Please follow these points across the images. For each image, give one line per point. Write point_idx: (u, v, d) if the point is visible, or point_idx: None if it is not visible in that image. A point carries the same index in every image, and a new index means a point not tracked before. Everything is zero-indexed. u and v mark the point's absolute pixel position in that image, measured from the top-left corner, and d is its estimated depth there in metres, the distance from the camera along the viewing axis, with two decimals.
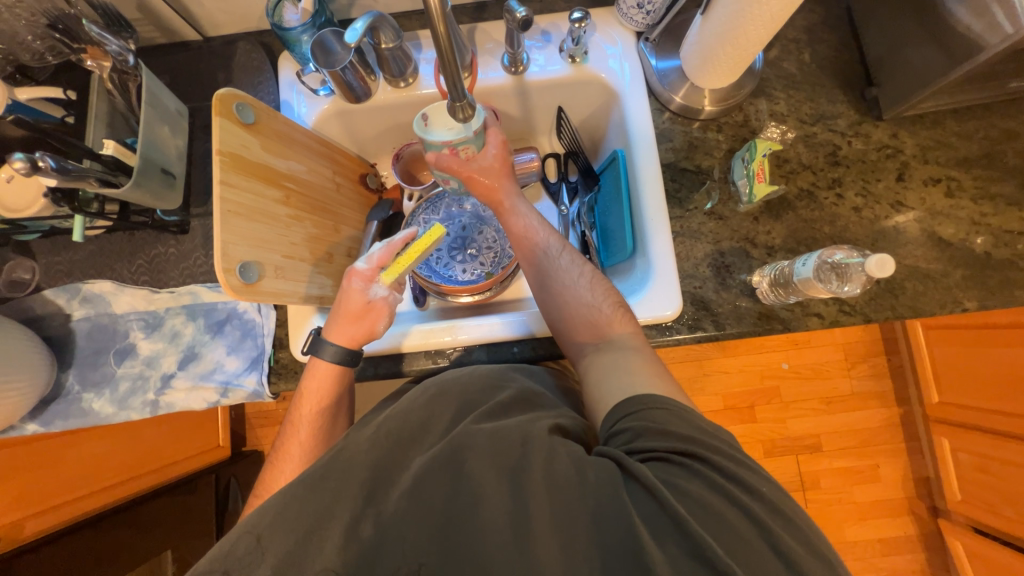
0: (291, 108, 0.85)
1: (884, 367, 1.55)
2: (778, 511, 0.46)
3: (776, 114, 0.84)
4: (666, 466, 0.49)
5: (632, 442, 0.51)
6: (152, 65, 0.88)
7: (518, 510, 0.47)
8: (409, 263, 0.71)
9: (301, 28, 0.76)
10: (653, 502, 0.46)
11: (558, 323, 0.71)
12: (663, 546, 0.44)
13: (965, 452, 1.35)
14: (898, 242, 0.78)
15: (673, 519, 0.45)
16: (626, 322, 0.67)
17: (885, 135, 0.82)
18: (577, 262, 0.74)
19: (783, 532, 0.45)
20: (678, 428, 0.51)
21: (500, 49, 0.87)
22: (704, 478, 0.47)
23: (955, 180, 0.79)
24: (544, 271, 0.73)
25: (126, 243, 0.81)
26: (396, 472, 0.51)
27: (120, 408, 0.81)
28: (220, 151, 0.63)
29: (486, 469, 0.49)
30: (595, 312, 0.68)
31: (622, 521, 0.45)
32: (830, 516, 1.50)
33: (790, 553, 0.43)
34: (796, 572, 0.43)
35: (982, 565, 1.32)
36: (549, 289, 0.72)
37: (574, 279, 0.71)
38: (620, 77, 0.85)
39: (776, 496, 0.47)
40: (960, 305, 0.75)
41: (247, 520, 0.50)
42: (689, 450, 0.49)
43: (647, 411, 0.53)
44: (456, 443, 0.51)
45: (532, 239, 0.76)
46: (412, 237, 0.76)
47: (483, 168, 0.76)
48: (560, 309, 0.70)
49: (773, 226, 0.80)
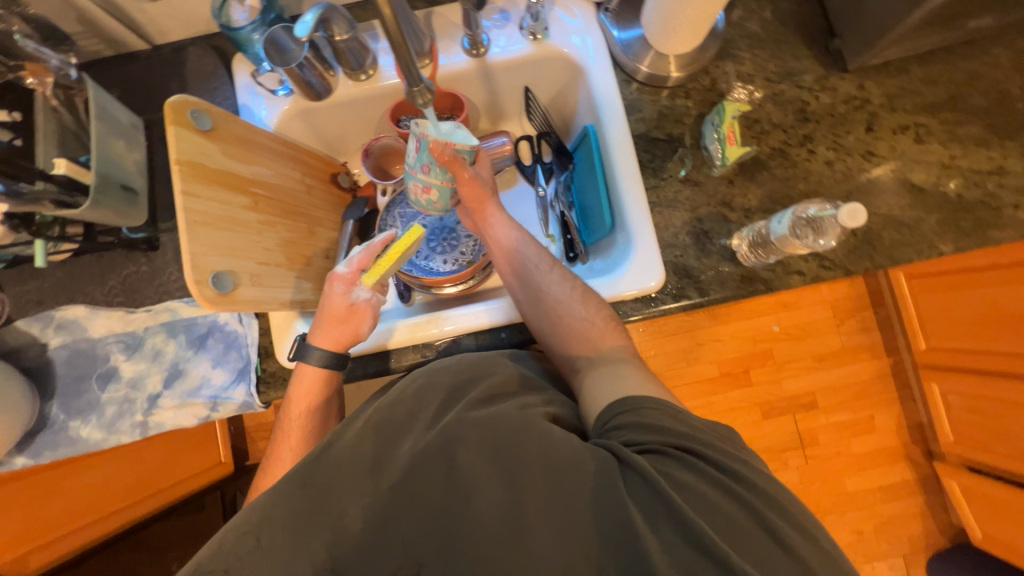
0: (251, 111, 0.83)
1: (872, 320, 1.57)
2: (762, 486, 0.47)
3: (743, 75, 0.83)
4: (661, 458, 0.49)
5: (627, 436, 0.51)
6: (100, 79, 0.85)
7: (511, 502, 0.46)
8: (391, 264, 0.70)
9: (251, 27, 0.74)
10: (648, 490, 0.46)
11: (549, 338, 0.70)
12: (656, 531, 0.44)
13: (954, 394, 1.39)
14: (872, 193, 0.78)
15: (665, 504, 0.45)
16: (616, 336, 0.67)
17: (851, 87, 0.81)
18: (568, 276, 0.72)
19: (766, 508, 0.46)
20: (672, 425, 0.51)
21: (459, 32, 0.85)
22: (696, 470, 0.48)
23: (923, 126, 0.79)
24: (535, 287, 0.72)
25: (95, 266, 0.79)
26: (386, 468, 0.50)
27: (110, 433, 0.80)
28: (178, 161, 0.61)
29: (481, 461, 0.49)
30: (588, 325, 0.68)
31: (618, 509, 0.45)
32: (831, 469, 1.54)
33: (772, 524, 0.45)
34: (777, 541, 0.44)
35: (978, 502, 1.37)
36: (542, 305, 0.70)
37: (565, 293, 0.70)
38: (584, 52, 0.84)
39: (758, 479, 0.48)
40: (936, 250, 0.76)
41: (237, 521, 0.48)
42: (683, 445, 0.49)
43: (641, 409, 0.53)
44: (447, 433, 0.51)
45: (522, 256, 0.74)
46: (393, 238, 0.75)
47: (485, 180, 0.75)
48: (554, 324, 0.69)
49: (748, 189, 0.80)
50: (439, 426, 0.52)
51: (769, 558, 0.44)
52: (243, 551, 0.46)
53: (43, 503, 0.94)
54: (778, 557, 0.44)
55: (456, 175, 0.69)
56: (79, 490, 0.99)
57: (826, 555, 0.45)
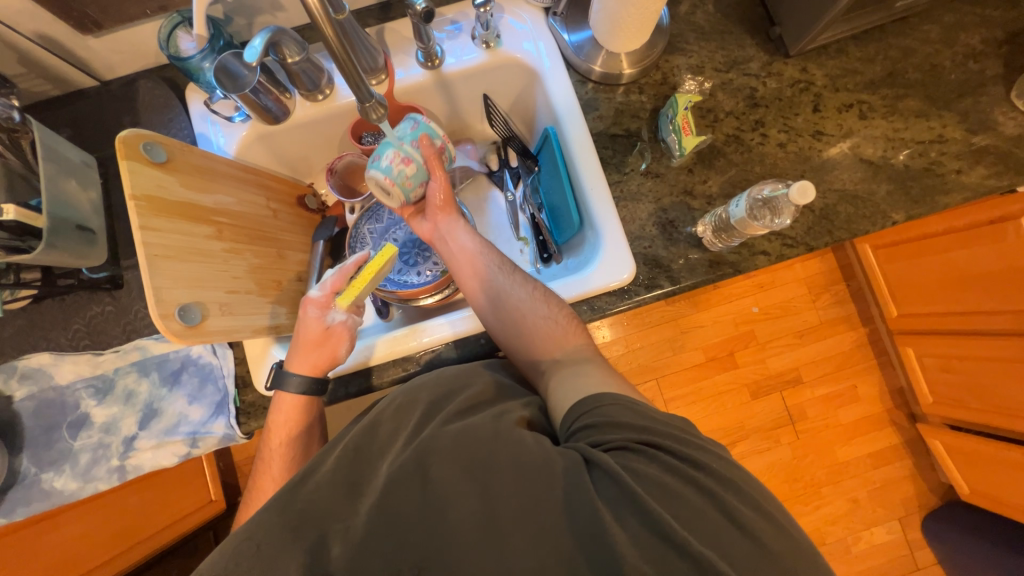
0: (208, 140, 0.82)
1: (845, 293, 1.62)
2: (723, 474, 0.48)
3: (693, 67, 0.86)
4: (625, 453, 0.49)
5: (593, 436, 0.52)
6: (48, 120, 0.83)
7: (485, 511, 0.46)
8: (366, 285, 0.70)
9: (201, 55, 0.73)
10: (613, 486, 0.47)
11: (512, 340, 0.69)
12: (624, 524, 0.45)
13: (928, 356, 1.43)
14: (826, 170, 0.82)
15: (630, 496, 0.46)
16: (579, 335, 0.68)
17: (796, 71, 0.85)
18: (528, 279, 0.73)
19: (729, 495, 0.47)
20: (633, 419, 0.52)
21: (412, 47, 0.86)
22: (659, 462, 0.48)
23: (865, 103, 0.83)
24: (494, 292, 0.72)
25: (57, 310, 0.77)
26: (364, 491, 0.50)
27: (86, 482, 0.79)
28: (134, 196, 0.60)
29: (456, 472, 0.49)
30: (551, 325, 0.68)
31: (586, 506, 0.46)
32: (820, 441, 1.57)
33: (735, 511, 0.46)
34: (743, 528, 0.45)
35: (962, 457, 1.41)
36: (503, 307, 0.70)
37: (526, 295, 0.70)
38: (537, 57, 0.86)
39: (723, 468, 0.49)
40: (889, 219, 0.79)
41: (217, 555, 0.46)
42: (646, 439, 0.50)
43: (603, 407, 0.54)
44: (423, 449, 0.51)
45: (479, 262, 0.74)
46: (366, 259, 0.74)
47: None
48: (517, 327, 0.69)
49: (708, 175, 0.82)
50: (417, 441, 0.52)
51: (734, 547, 0.44)
52: None
53: (28, 560, 0.88)
54: (746, 547, 0.44)
55: (432, 169, 0.72)
56: (61, 545, 0.94)
57: (792, 538, 0.46)
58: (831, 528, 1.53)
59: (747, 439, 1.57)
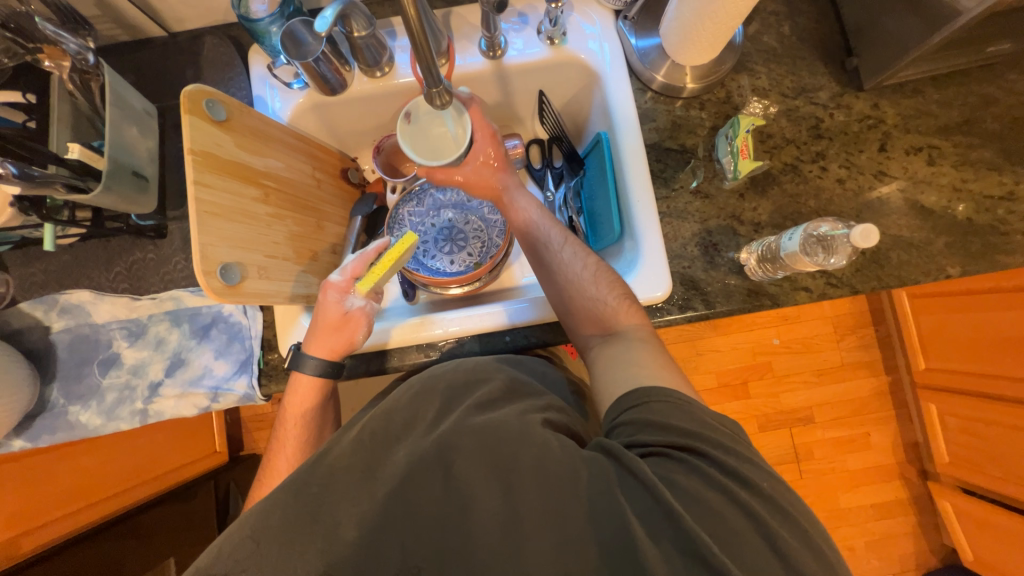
0: (264, 103, 0.83)
1: (872, 338, 1.57)
2: (768, 510, 0.46)
3: (758, 89, 0.83)
4: (664, 461, 0.48)
5: (632, 436, 0.52)
6: (115, 65, 0.85)
7: (508, 513, 0.46)
8: (385, 272, 0.71)
9: (270, 19, 0.74)
10: (648, 497, 0.46)
11: (563, 315, 0.71)
12: (657, 542, 0.44)
13: (951, 415, 1.38)
14: (882, 213, 0.79)
15: (666, 514, 0.44)
16: (631, 313, 0.67)
17: (866, 106, 0.82)
18: (580, 254, 0.72)
19: (780, 532, 0.44)
20: (680, 423, 0.51)
21: (476, 34, 0.85)
22: (701, 474, 0.47)
23: (936, 148, 0.79)
24: (548, 264, 0.72)
25: (102, 250, 0.79)
26: (379, 476, 0.50)
27: (109, 419, 0.80)
28: (192, 150, 0.60)
29: (478, 472, 0.48)
30: (601, 306, 0.67)
31: (614, 516, 0.45)
32: (825, 485, 1.54)
33: (781, 551, 0.43)
34: (788, 571, 0.43)
35: (972, 524, 1.36)
36: (554, 282, 0.71)
37: (577, 272, 0.70)
38: (601, 59, 0.84)
39: (771, 492, 0.47)
40: (944, 272, 0.76)
41: (244, 525, 0.47)
42: (688, 446, 0.49)
43: (648, 404, 0.53)
44: (445, 441, 0.50)
45: (533, 233, 0.75)
46: (386, 244, 0.75)
47: (476, 167, 0.76)
48: (566, 302, 0.70)
49: (759, 202, 0.80)
50: (439, 433, 0.52)
51: (770, 574, 0.42)
52: (240, 558, 0.45)
53: (37, 487, 0.92)
54: None
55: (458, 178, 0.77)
56: (72, 473, 0.97)
57: None
58: None
59: None
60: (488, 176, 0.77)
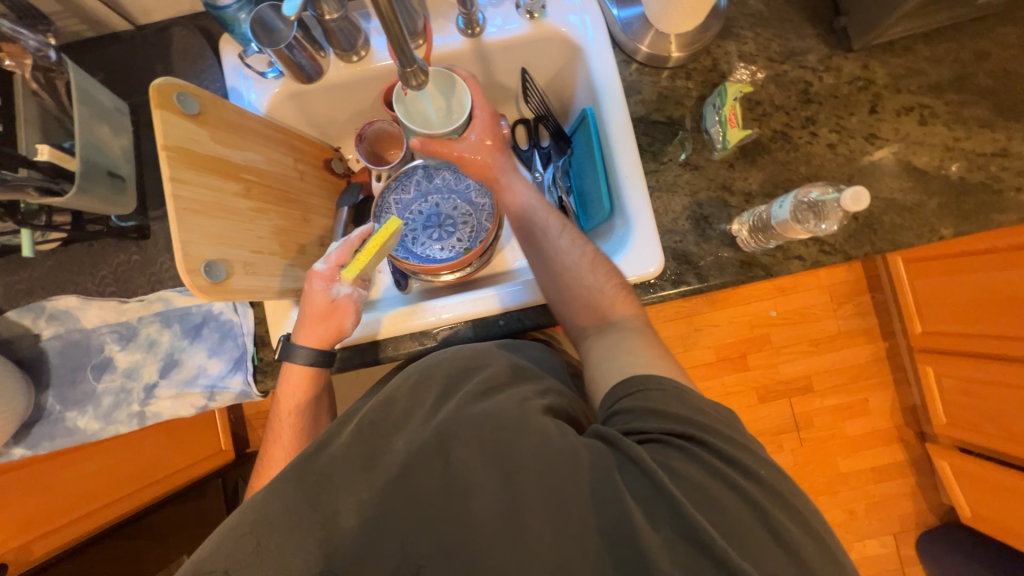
0: (239, 94, 0.80)
1: (869, 305, 1.57)
2: (757, 480, 0.46)
3: (745, 55, 0.81)
4: (663, 448, 0.48)
5: (631, 423, 0.51)
6: (83, 63, 0.82)
7: (501, 495, 0.46)
8: (371, 258, 0.70)
9: (238, 5, 0.71)
10: (647, 483, 0.46)
11: (558, 304, 0.70)
12: (658, 529, 0.44)
13: (948, 377, 1.39)
14: (874, 177, 0.77)
15: (666, 500, 0.45)
16: (626, 304, 0.67)
17: (856, 67, 0.80)
18: (578, 242, 0.71)
19: (770, 503, 0.45)
20: (678, 410, 0.50)
21: (453, 11, 0.83)
22: (700, 462, 0.47)
23: (927, 107, 0.78)
24: (545, 251, 0.71)
25: (86, 255, 0.78)
26: (375, 465, 0.50)
27: (107, 423, 0.80)
28: (166, 146, 0.59)
29: (474, 457, 0.49)
30: (597, 294, 0.67)
31: (615, 505, 0.45)
32: (825, 451, 1.56)
33: (767, 519, 0.44)
34: (777, 537, 0.43)
35: (969, 482, 1.39)
36: (551, 270, 0.70)
37: (575, 261, 0.69)
38: (582, 32, 0.82)
39: (757, 466, 0.47)
40: (937, 234, 0.75)
41: (242, 517, 0.48)
42: (688, 433, 0.49)
43: (647, 391, 0.53)
44: (443, 430, 0.51)
45: (530, 218, 0.73)
46: (370, 232, 0.73)
47: (474, 144, 0.72)
48: (563, 290, 0.69)
49: (749, 172, 0.78)
50: (435, 421, 0.52)
51: (757, 545, 0.43)
52: (241, 553, 0.45)
53: (43, 494, 0.91)
54: (777, 555, 0.43)
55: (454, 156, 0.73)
56: (79, 478, 0.97)
57: (827, 553, 0.44)
58: None
59: None
60: (485, 156, 0.74)
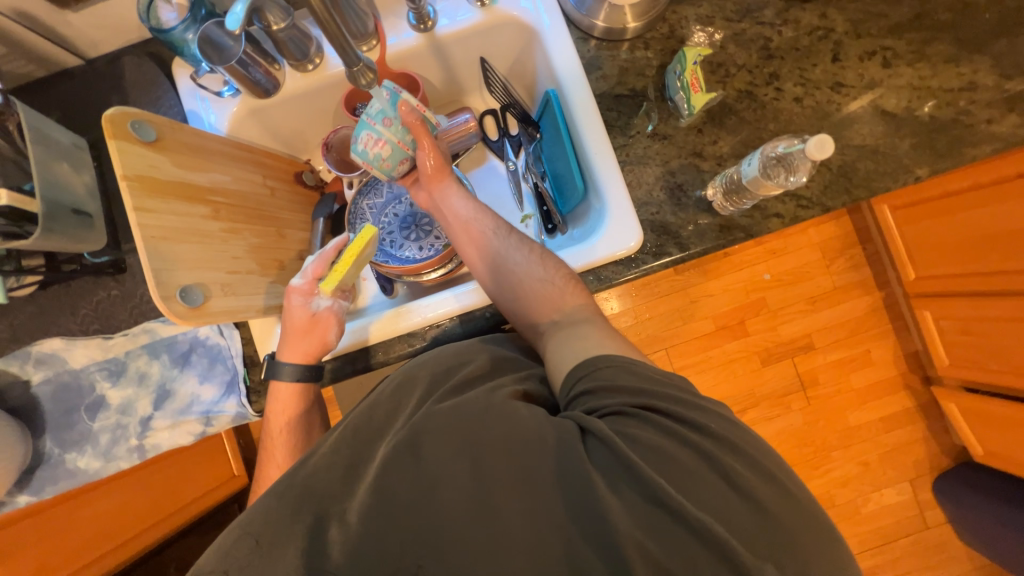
0: (199, 117, 0.79)
1: (861, 257, 1.57)
2: (736, 441, 0.47)
3: (702, 18, 0.80)
4: (622, 418, 0.49)
5: (590, 402, 0.52)
6: (37, 103, 0.81)
7: (479, 487, 0.46)
8: (348, 269, 0.70)
9: (183, 26, 0.70)
10: (608, 453, 0.46)
11: (512, 305, 0.69)
12: (617, 492, 0.45)
13: (946, 318, 1.39)
14: (844, 125, 0.77)
15: (624, 464, 0.46)
16: (578, 294, 0.66)
17: (814, 18, 0.79)
18: (525, 242, 0.71)
19: (740, 465, 0.46)
20: (630, 381, 0.51)
21: (403, 8, 0.82)
22: (654, 425, 0.48)
23: (890, 49, 0.77)
24: (493, 254, 0.71)
25: (64, 296, 0.77)
26: (361, 473, 0.50)
27: (108, 460, 0.82)
28: (126, 176, 0.58)
29: (449, 450, 0.48)
30: (548, 286, 0.66)
31: (578, 475, 0.45)
32: (832, 407, 1.56)
33: (736, 477, 0.45)
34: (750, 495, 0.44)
35: (976, 419, 1.40)
36: (501, 272, 0.70)
37: (523, 258, 0.69)
38: (535, 14, 0.81)
39: (725, 430, 0.48)
40: (912, 175, 0.75)
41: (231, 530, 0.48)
42: (643, 402, 0.49)
43: (597, 371, 0.53)
44: (415, 428, 0.50)
45: (475, 226, 0.73)
46: (345, 242, 0.73)
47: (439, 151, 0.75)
48: (515, 289, 0.68)
49: (719, 135, 0.78)
50: (412, 421, 0.52)
51: (730, 508, 0.44)
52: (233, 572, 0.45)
53: (57, 539, 0.92)
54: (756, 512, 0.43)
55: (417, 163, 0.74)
56: (93, 519, 0.97)
57: (800, 504, 0.46)
58: (841, 490, 1.54)
59: (758, 406, 1.57)
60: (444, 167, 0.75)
